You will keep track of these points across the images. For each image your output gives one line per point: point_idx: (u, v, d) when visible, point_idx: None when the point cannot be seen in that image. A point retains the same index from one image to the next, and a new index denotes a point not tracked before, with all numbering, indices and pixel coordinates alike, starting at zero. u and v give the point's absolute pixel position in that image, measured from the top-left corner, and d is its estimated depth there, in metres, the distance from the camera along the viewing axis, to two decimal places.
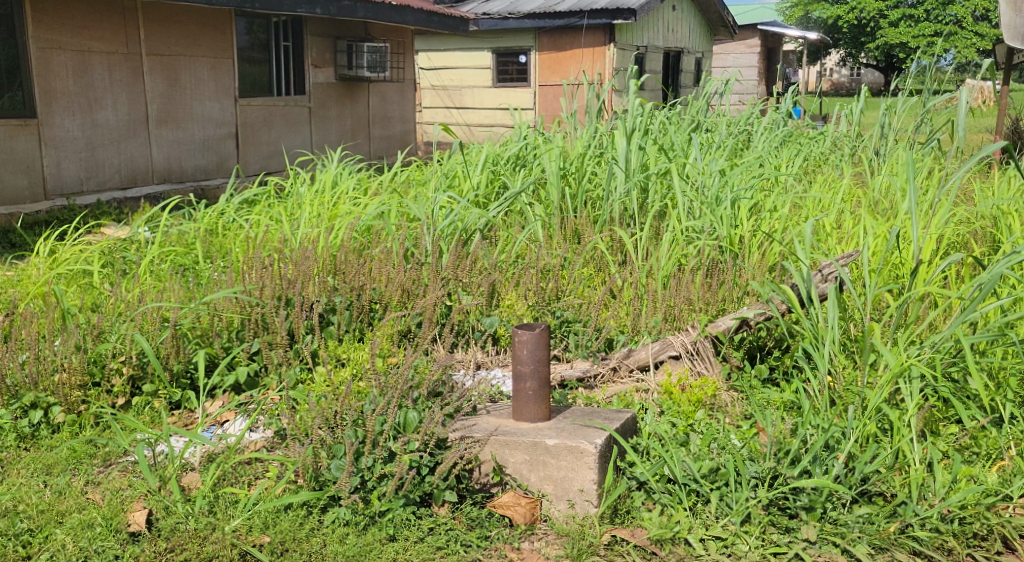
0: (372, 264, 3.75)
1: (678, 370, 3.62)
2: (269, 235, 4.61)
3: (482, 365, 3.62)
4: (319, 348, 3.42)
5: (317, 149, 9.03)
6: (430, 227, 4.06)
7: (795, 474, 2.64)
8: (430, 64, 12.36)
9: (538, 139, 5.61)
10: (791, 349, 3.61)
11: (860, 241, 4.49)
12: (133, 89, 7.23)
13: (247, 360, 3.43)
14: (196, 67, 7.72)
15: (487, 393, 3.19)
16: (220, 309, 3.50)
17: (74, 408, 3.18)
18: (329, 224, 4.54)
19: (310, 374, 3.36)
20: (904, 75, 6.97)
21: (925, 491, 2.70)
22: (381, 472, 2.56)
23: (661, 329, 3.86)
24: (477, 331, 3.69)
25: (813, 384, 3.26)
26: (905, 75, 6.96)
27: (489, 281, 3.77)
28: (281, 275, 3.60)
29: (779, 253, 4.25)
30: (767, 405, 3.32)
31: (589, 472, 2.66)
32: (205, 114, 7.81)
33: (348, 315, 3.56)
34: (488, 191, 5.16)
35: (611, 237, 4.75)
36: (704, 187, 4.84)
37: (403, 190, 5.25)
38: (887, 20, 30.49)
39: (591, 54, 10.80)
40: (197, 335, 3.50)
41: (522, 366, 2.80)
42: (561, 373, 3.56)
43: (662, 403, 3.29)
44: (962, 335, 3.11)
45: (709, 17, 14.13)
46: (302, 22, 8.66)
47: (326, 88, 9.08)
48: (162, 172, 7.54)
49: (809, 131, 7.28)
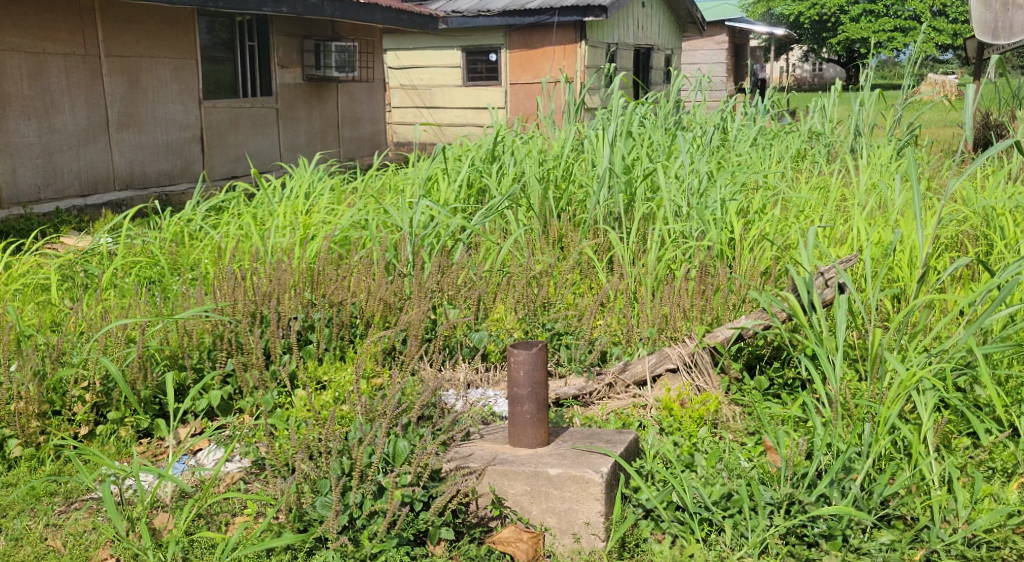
0: (351, 276, 3.54)
1: (677, 384, 3.45)
2: (239, 246, 4.39)
3: (473, 384, 3.44)
4: (298, 369, 3.21)
5: (285, 152, 8.79)
6: (410, 236, 3.86)
7: (813, 500, 2.48)
8: (399, 62, 12.13)
9: (515, 139, 5.43)
10: (793, 359, 3.46)
11: (852, 243, 4.37)
12: (92, 92, 6.95)
13: (221, 383, 3.21)
14: (159, 68, 7.45)
15: (479, 415, 3.00)
16: (191, 327, 3.28)
17: (33, 440, 2.95)
18: (303, 235, 4.33)
19: (289, 398, 3.15)
20: (864, 70, 6.82)
21: (947, 513, 2.55)
22: (370, 510, 2.36)
23: (656, 340, 3.69)
24: (465, 347, 3.48)
25: (820, 398, 3.11)
26: (865, 70, 6.81)
27: (475, 293, 3.58)
28: (255, 290, 3.38)
29: (773, 257, 4.10)
30: (772, 421, 3.16)
31: (595, 504, 2.49)
32: (168, 117, 7.54)
33: (328, 333, 3.34)
34: (467, 196, 4.97)
35: (597, 242, 4.58)
36: (691, 188, 4.68)
37: (379, 196, 5.04)
38: (848, 15, 30.62)
39: (562, 52, 10.64)
40: (166, 356, 3.27)
41: (519, 389, 2.62)
42: (556, 391, 3.39)
43: (662, 420, 3.14)
44: (974, 345, 2.96)
45: (679, 14, 14.00)
46: (267, 21, 8.41)
47: (293, 88, 8.83)
48: (124, 178, 7.26)
49: (787, 128, 7.16)
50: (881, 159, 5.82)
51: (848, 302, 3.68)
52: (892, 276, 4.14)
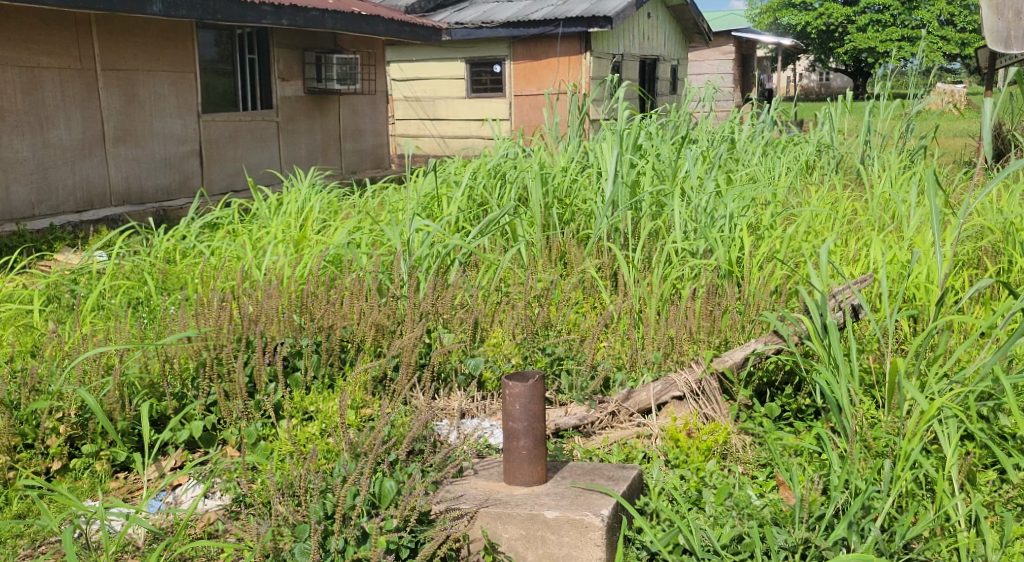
0: (342, 299, 3.38)
1: (683, 412, 3.28)
2: (230, 266, 4.25)
3: (467, 414, 3.29)
4: (284, 399, 3.04)
5: (285, 166, 8.65)
6: (405, 256, 3.70)
7: (829, 545, 2.32)
8: (401, 74, 12.00)
9: (517, 154, 5.28)
10: (806, 385, 3.30)
11: (865, 262, 4.19)
12: (88, 106, 6.82)
13: (203, 413, 3.05)
14: (157, 82, 7.33)
15: (474, 448, 2.83)
16: (172, 354, 3.12)
17: (1, 476, 2.79)
18: (296, 254, 4.19)
19: (273, 430, 2.99)
20: (874, 80, 6.65)
21: (975, 558, 2.37)
22: (353, 556, 2.21)
23: (662, 365, 3.52)
24: (460, 375, 3.33)
25: (835, 427, 2.94)
26: (876, 80, 6.64)
27: (471, 316, 3.42)
28: (240, 314, 3.22)
29: (783, 276, 3.94)
30: (785, 453, 2.99)
31: (596, 549, 2.33)
32: (165, 131, 7.41)
33: (316, 360, 3.17)
34: (467, 212, 4.81)
35: (600, 260, 4.42)
36: (697, 204, 4.52)
37: (376, 213, 4.89)
38: (855, 25, 30.43)
39: (567, 63, 10.48)
40: (145, 384, 3.11)
41: (514, 423, 2.47)
42: (556, 421, 3.22)
43: (668, 451, 2.97)
44: (1000, 373, 2.79)
45: (685, 24, 13.86)
46: (267, 33, 8.27)
47: (294, 101, 8.69)
48: (121, 193, 7.13)
49: (795, 139, 6.99)
50: (893, 172, 5.65)
51: (863, 325, 3.51)
52: (908, 296, 3.96)
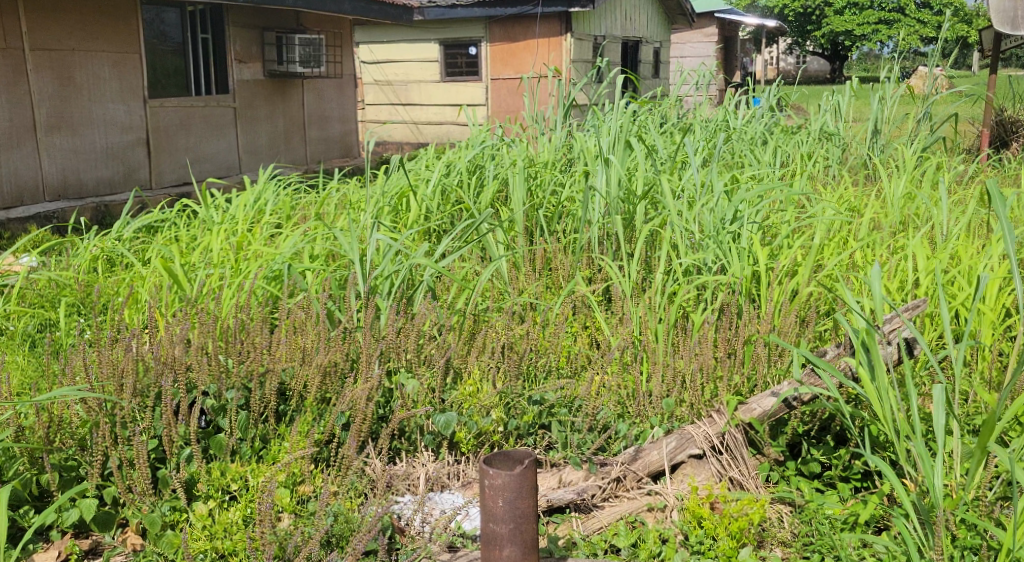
0: (280, 338, 2.72)
1: (704, 476, 2.70)
2: (153, 283, 3.59)
3: (436, 482, 2.69)
4: (200, 472, 2.37)
5: (243, 155, 7.94)
6: (360, 278, 3.06)
7: None
8: (372, 56, 11.28)
9: (494, 148, 4.63)
10: (850, 441, 2.70)
11: (900, 277, 3.58)
12: (15, 90, 6.07)
13: (98, 488, 2.40)
14: (95, 64, 6.60)
15: (442, 540, 2.23)
16: (60, 412, 2.47)
17: None
18: (233, 268, 3.53)
19: (185, 512, 2.34)
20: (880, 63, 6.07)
21: None
22: None
23: (674, 414, 2.86)
24: (427, 433, 2.71)
25: (899, 503, 2.33)
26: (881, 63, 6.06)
27: (443, 356, 2.77)
28: (151, 359, 2.54)
29: (810, 296, 3.34)
30: (834, 532, 2.40)
31: None
32: (106, 118, 6.69)
33: (244, 419, 2.50)
34: (437, 216, 4.17)
35: (591, 273, 3.80)
36: (703, 207, 3.90)
37: (331, 217, 4.24)
38: (832, 8, 29.80)
39: (547, 44, 9.90)
40: (24, 451, 2.45)
41: (497, 525, 1.85)
42: (549, 496, 2.60)
43: (690, 533, 2.38)
44: None
45: (668, 4, 13.19)
46: (222, 11, 7.55)
47: (253, 85, 7.96)
48: (56, 187, 6.40)
49: (797, 125, 6.40)
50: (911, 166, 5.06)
51: (910, 367, 2.92)
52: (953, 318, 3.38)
